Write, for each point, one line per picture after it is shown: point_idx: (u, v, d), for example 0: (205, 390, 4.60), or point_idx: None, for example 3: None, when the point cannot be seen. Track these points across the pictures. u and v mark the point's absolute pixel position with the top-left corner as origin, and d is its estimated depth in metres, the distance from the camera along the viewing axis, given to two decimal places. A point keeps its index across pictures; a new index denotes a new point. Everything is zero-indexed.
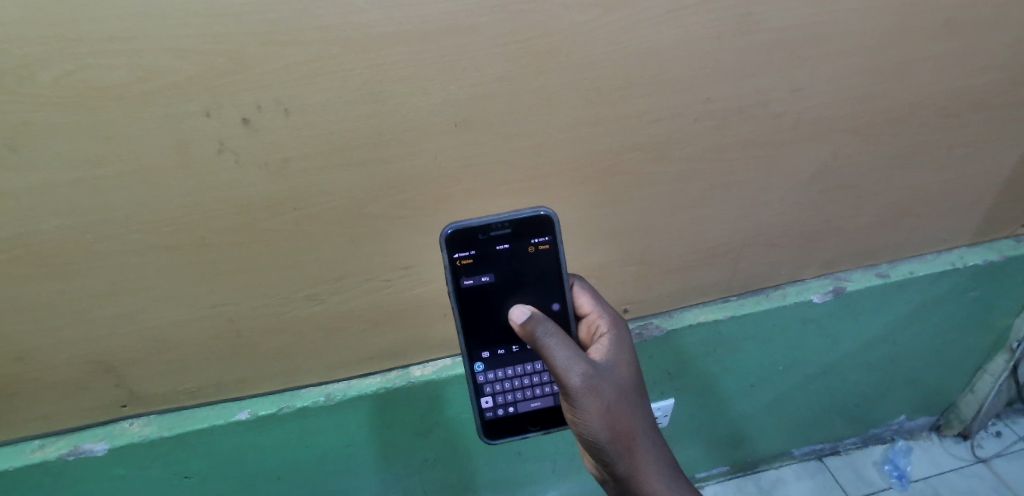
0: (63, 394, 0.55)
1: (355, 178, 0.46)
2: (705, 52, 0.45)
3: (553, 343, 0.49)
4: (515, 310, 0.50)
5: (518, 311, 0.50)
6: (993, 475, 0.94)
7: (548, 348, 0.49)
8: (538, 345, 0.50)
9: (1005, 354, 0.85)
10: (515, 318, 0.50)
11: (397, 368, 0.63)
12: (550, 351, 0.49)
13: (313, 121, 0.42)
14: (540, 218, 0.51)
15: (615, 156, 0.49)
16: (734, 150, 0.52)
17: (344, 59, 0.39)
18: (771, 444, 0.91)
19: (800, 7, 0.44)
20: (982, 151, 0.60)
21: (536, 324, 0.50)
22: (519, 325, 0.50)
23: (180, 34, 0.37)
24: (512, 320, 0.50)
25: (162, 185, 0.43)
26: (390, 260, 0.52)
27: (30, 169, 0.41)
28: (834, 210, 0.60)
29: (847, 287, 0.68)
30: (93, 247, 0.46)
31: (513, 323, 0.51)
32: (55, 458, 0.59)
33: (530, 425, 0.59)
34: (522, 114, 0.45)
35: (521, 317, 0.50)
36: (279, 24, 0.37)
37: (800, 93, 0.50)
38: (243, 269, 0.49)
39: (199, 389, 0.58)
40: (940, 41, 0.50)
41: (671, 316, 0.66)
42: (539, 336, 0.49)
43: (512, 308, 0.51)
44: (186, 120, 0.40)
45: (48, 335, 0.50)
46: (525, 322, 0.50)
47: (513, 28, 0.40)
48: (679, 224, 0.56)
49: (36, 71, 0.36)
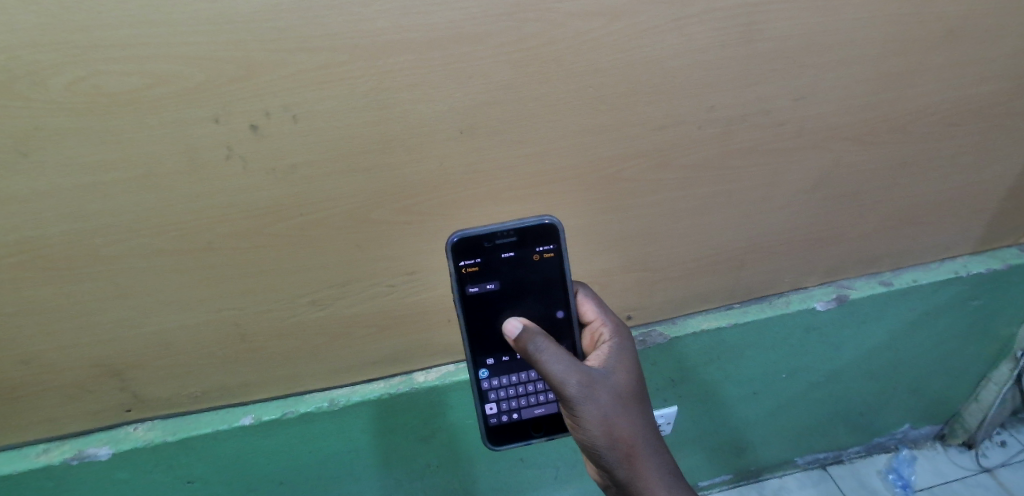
0: (71, 397, 0.56)
1: (361, 186, 0.47)
2: (707, 60, 0.46)
3: (547, 357, 0.50)
4: (507, 323, 0.52)
5: (510, 325, 0.51)
6: (997, 485, 0.95)
7: (543, 361, 0.50)
8: (533, 359, 0.50)
9: (1010, 364, 0.85)
10: (507, 332, 0.52)
11: (400, 373, 0.64)
12: (544, 364, 0.50)
13: (323, 127, 0.43)
14: (545, 226, 0.52)
15: (616, 164, 0.50)
16: (735, 159, 0.53)
17: (355, 66, 0.41)
18: (773, 452, 0.91)
19: (800, 15, 0.45)
20: (984, 159, 0.60)
21: (529, 338, 0.50)
22: (514, 339, 0.51)
23: (192, 41, 0.38)
24: (506, 332, 0.52)
25: (170, 190, 0.44)
26: (393, 266, 0.53)
27: (40, 173, 0.42)
28: (835, 218, 0.61)
29: (850, 295, 0.69)
30: (101, 250, 0.47)
31: (507, 337, 0.52)
32: (59, 462, 0.60)
33: (532, 431, 0.59)
34: (527, 122, 0.46)
35: (515, 330, 0.51)
36: (288, 32, 0.38)
37: (801, 102, 0.51)
38: (251, 274, 0.50)
39: (203, 393, 0.59)
40: (940, 50, 0.50)
41: (675, 324, 0.67)
42: (533, 352, 0.50)
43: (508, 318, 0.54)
44: (196, 126, 0.41)
45: (56, 338, 0.51)
46: (519, 337, 0.51)
47: (520, 36, 0.41)
48: (681, 231, 0.57)
49: (47, 77, 0.38)
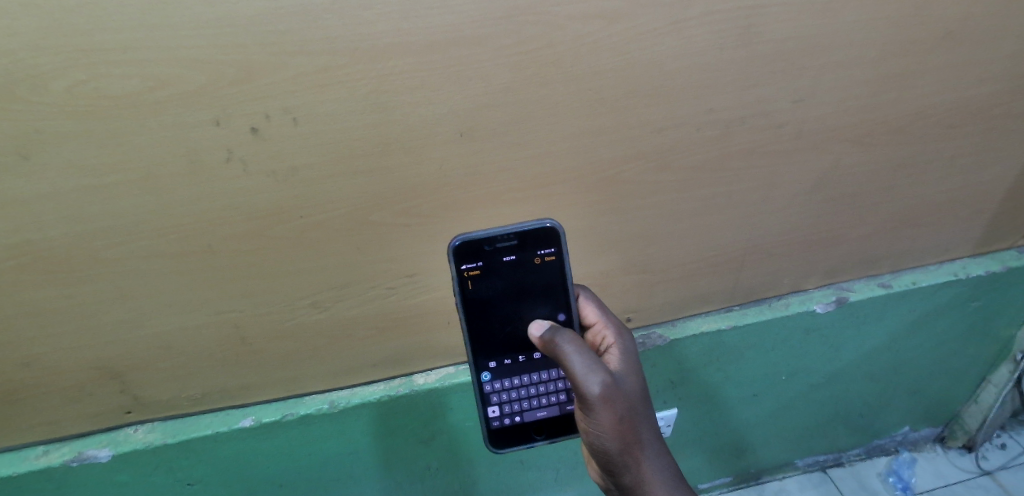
0: (71, 399, 0.56)
1: (362, 188, 0.47)
2: (706, 62, 0.46)
3: (571, 351, 0.50)
4: (533, 324, 0.54)
5: (536, 326, 0.54)
6: (997, 487, 0.95)
7: (566, 355, 0.50)
8: (557, 352, 0.51)
9: (1010, 365, 0.85)
10: (532, 332, 0.54)
11: (400, 375, 0.64)
12: (567, 358, 0.50)
13: (323, 130, 0.43)
14: (546, 230, 0.52)
15: (616, 166, 0.51)
16: (734, 161, 0.53)
17: (355, 68, 0.41)
18: (774, 455, 0.91)
19: (798, 18, 0.45)
20: (983, 161, 0.60)
21: (554, 333, 0.51)
22: (537, 339, 0.53)
23: (193, 43, 0.38)
24: (530, 335, 0.54)
25: (171, 192, 0.44)
26: (394, 268, 0.53)
27: (40, 176, 0.42)
28: (834, 220, 0.61)
29: (849, 297, 0.69)
30: (103, 253, 0.47)
31: (532, 337, 0.54)
32: (59, 465, 0.60)
33: (535, 434, 0.59)
34: (527, 124, 0.46)
35: (541, 330, 0.53)
36: (288, 35, 0.38)
37: (799, 104, 0.51)
38: (253, 275, 0.51)
39: (203, 395, 0.59)
40: (938, 53, 0.51)
41: (675, 326, 0.67)
42: (558, 343, 0.51)
43: (530, 323, 0.55)
44: (197, 129, 0.42)
45: (56, 341, 0.51)
46: (543, 335, 0.52)
47: (519, 39, 0.42)
48: (681, 233, 0.57)
49: (48, 80, 0.38)
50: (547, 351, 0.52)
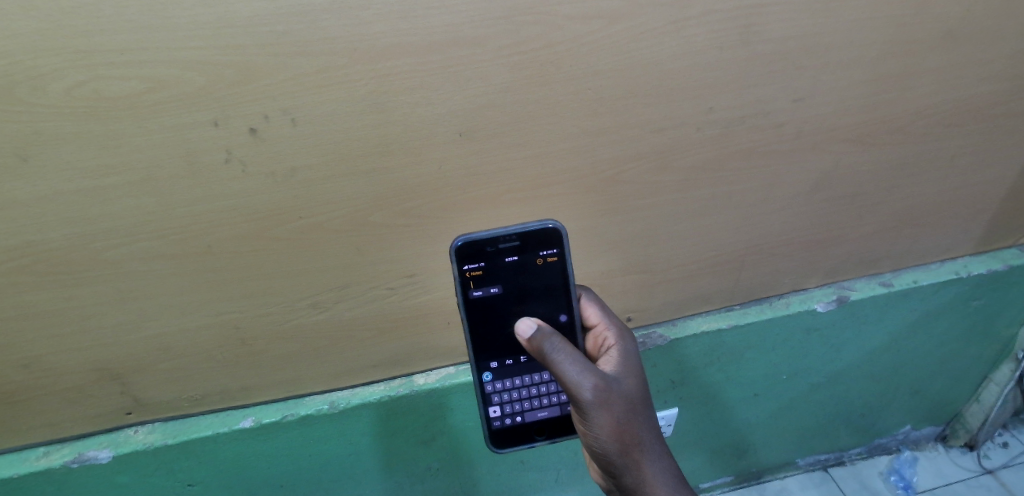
0: (72, 400, 0.56)
1: (361, 188, 0.47)
2: (706, 61, 0.46)
3: (563, 359, 0.50)
4: (521, 323, 0.51)
5: (524, 325, 0.51)
6: (999, 486, 0.95)
7: (558, 363, 0.50)
8: (549, 360, 0.50)
9: (1011, 364, 0.84)
10: (520, 330, 0.51)
11: (400, 376, 0.64)
12: (560, 366, 0.50)
13: (322, 130, 0.43)
14: (548, 230, 0.52)
15: (616, 166, 0.50)
16: (735, 161, 0.53)
17: (352, 69, 0.40)
18: (775, 454, 0.91)
19: (799, 17, 0.45)
20: (983, 159, 0.60)
21: (544, 340, 0.50)
22: (529, 341, 0.51)
23: (190, 45, 0.38)
24: (518, 333, 0.52)
25: (170, 193, 0.44)
26: (394, 269, 0.53)
27: (40, 177, 0.42)
28: (835, 219, 0.61)
29: (850, 295, 0.69)
30: (102, 254, 0.47)
31: (521, 338, 0.52)
32: (59, 465, 0.60)
33: (535, 435, 0.59)
34: (527, 124, 0.46)
35: (528, 331, 0.51)
36: (286, 36, 0.38)
37: (800, 103, 0.51)
38: (252, 276, 0.50)
39: (204, 396, 0.59)
40: (939, 51, 0.51)
41: (676, 325, 0.67)
42: (549, 352, 0.50)
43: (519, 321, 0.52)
44: (196, 129, 0.41)
45: (56, 342, 0.51)
46: (532, 337, 0.51)
47: (518, 39, 0.42)
48: (681, 233, 0.57)
49: (48, 81, 0.38)
50: (538, 357, 0.51)
